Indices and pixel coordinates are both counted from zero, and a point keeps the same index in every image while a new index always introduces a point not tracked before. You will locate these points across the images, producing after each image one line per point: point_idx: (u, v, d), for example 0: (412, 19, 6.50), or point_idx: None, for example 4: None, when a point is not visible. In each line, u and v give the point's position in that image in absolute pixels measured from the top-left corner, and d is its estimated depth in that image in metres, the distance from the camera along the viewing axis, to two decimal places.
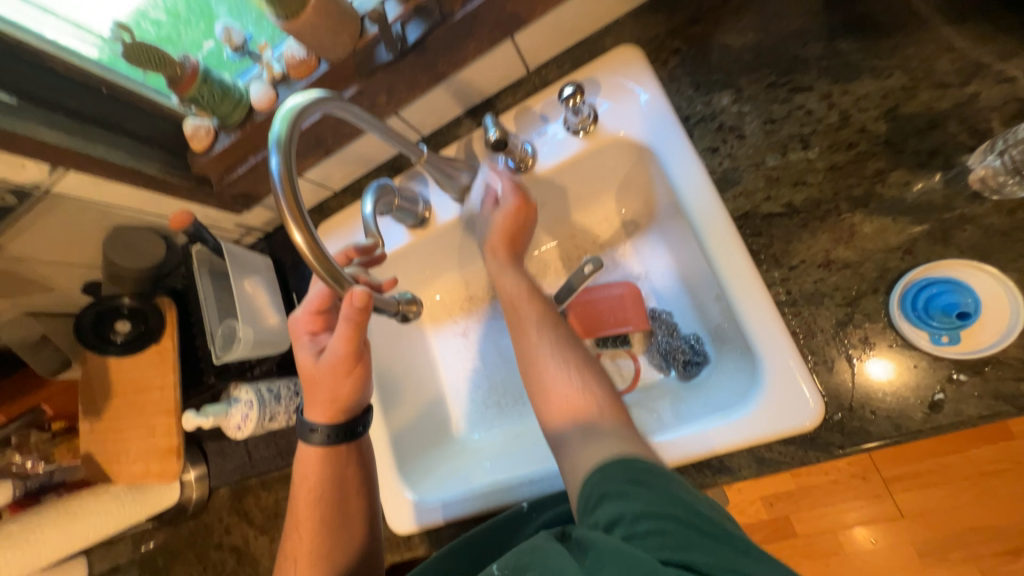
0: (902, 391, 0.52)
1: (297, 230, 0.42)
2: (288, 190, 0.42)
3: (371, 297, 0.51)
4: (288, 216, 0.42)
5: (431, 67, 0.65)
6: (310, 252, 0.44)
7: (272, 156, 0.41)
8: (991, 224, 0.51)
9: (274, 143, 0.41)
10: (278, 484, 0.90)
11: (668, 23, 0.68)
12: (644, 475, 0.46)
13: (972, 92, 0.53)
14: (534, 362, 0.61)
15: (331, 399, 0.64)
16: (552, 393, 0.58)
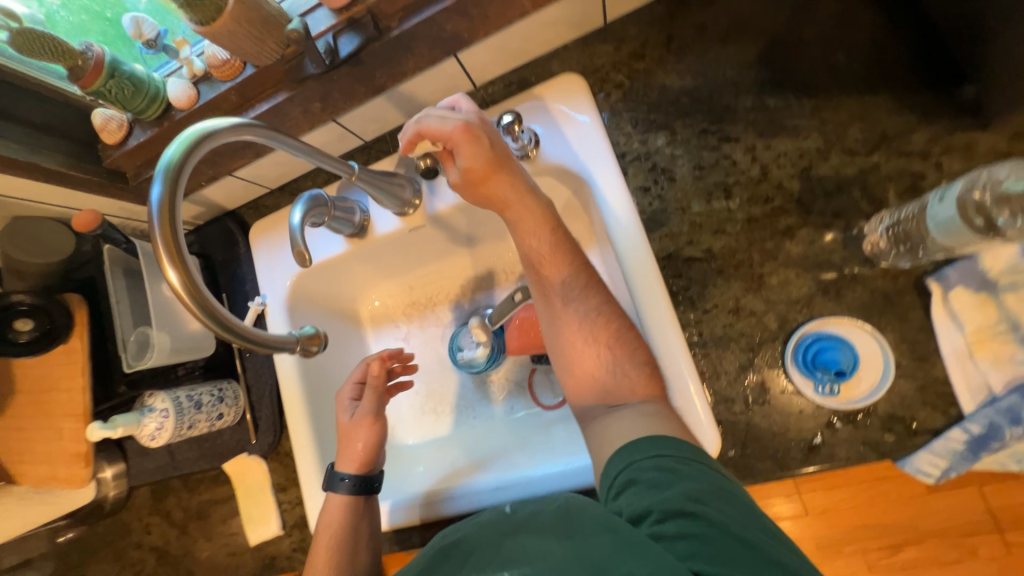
0: (787, 432, 0.58)
1: (172, 268, 0.40)
2: (167, 223, 0.39)
3: (261, 341, 0.46)
4: (165, 251, 0.40)
5: (368, 79, 0.63)
6: (187, 291, 0.40)
7: (154, 186, 0.39)
8: (879, 287, 0.56)
9: (159, 172, 0.39)
10: (203, 486, 0.88)
11: (614, 53, 0.68)
12: (669, 462, 0.47)
13: (875, 162, 0.57)
14: (562, 335, 0.61)
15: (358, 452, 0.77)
16: (580, 363, 0.60)
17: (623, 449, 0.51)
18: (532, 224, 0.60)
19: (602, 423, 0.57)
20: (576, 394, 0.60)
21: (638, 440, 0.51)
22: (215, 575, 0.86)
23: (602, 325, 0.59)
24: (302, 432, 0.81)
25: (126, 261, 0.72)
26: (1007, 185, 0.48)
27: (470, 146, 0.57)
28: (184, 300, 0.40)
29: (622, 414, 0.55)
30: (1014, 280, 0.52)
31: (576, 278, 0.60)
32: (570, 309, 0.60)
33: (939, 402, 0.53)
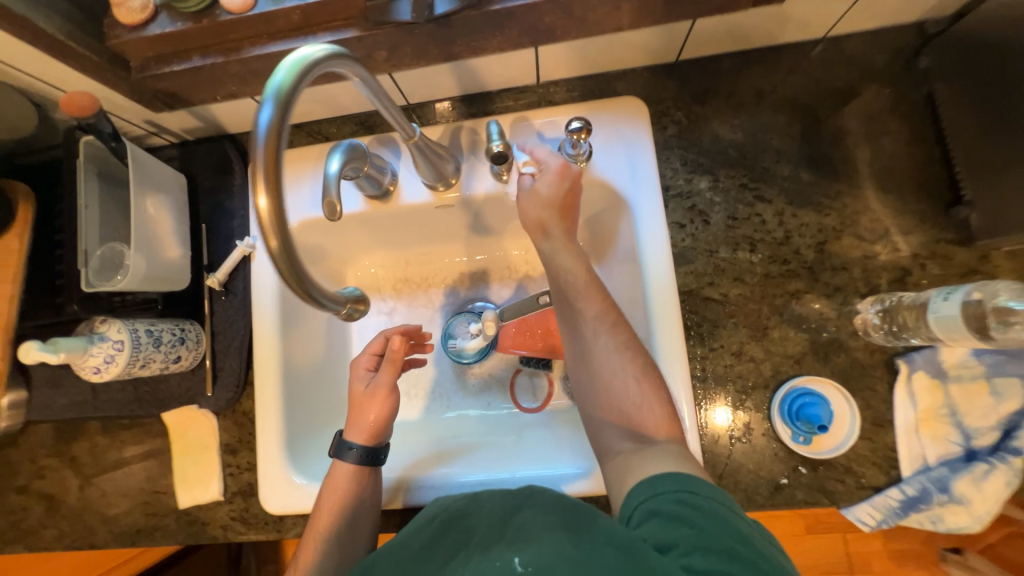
0: (759, 470, 0.64)
1: (263, 195, 0.35)
2: (273, 150, 0.35)
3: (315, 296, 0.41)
4: (261, 178, 0.35)
5: (446, 43, 0.60)
6: (270, 222, 0.36)
7: (264, 107, 0.34)
8: (858, 358, 0.64)
9: (270, 94, 0.34)
10: (127, 433, 0.77)
11: (677, 91, 0.72)
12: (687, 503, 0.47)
13: (876, 251, 0.66)
14: (588, 365, 0.63)
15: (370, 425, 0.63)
16: (609, 399, 0.61)
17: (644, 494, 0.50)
18: (566, 255, 0.65)
19: (626, 458, 0.57)
20: (599, 418, 0.62)
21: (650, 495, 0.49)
22: (122, 536, 0.75)
23: (629, 357, 0.61)
24: (271, 394, 0.73)
25: (105, 161, 0.61)
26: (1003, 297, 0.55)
27: (557, 182, 0.65)
28: (270, 234, 0.35)
29: (649, 452, 0.55)
30: (961, 373, 0.61)
31: (610, 331, 0.63)
32: (598, 339, 0.62)
33: (884, 464, 0.62)
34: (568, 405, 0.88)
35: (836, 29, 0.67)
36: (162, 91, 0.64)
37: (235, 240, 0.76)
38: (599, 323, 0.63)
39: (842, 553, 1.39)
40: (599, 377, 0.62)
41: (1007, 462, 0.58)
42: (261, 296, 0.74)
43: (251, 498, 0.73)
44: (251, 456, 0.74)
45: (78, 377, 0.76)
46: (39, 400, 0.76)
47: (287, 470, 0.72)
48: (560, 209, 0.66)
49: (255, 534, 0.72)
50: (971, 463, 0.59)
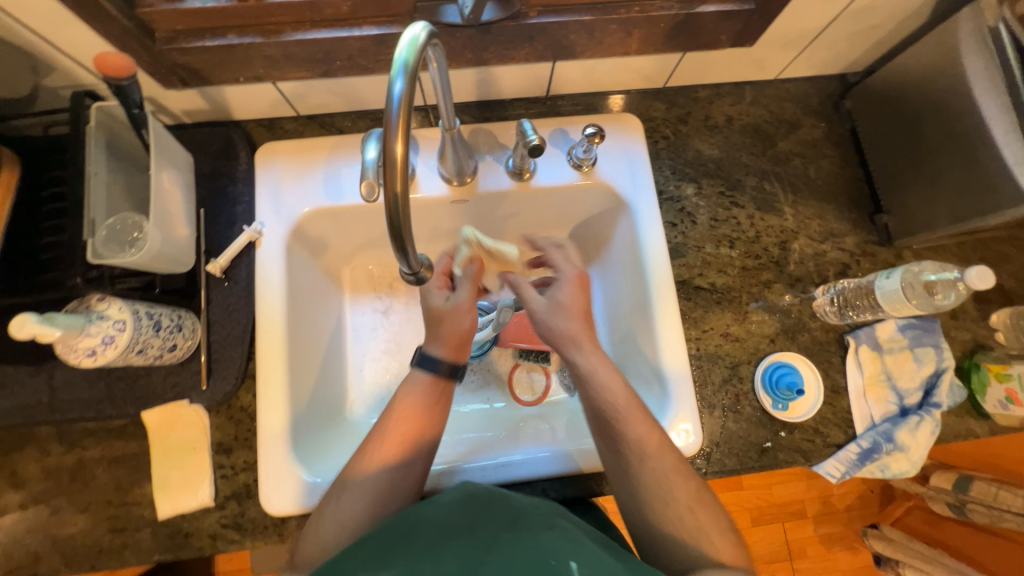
0: (748, 436, 0.73)
1: (392, 156, 0.37)
2: (402, 119, 0.37)
3: (411, 256, 0.43)
4: (390, 142, 0.37)
5: (480, 48, 0.66)
6: (396, 183, 0.37)
7: (396, 80, 0.36)
8: (817, 336, 0.77)
9: (401, 68, 0.36)
10: (88, 440, 0.68)
11: (665, 112, 0.84)
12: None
13: (824, 249, 0.81)
14: (639, 477, 0.58)
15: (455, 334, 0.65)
16: (661, 509, 0.57)
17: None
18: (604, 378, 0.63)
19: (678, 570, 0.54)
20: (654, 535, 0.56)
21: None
22: (75, 561, 0.65)
23: (683, 480, 0.58)
24: (276, 385, 0.69)
25: (115, 129, 0.58)
26: (926, 274, 0.70)
27: (580, 291, 0.69)
28: (397, 193, 0.37)
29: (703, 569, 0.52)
30: (892, 346, 0.75)
31: (660, 457, 0.59)
32: (646, 466, 0.58)
33: (843, 424, 0.75)
34: (565, 397, 0.93)
35: (784, 73, 0.84)
36: (183, 65, 0.62)
37: (240, 225, 0.73)
38: (648, 450, 0.59)
39: (783, 540, 1.54)
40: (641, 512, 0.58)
41: (931, 413, 0.72)
42: (268, 283, 0.72)
43: (247, 501, 0.67)
44: (248, 454, 0.69)
45: (31, 374, 0.66)
46: None
47: (293, 467, 0.68)
48: (587, 317, 0.67)
49: (254, 541, 0.66)
50: (906, 417, 0.73)
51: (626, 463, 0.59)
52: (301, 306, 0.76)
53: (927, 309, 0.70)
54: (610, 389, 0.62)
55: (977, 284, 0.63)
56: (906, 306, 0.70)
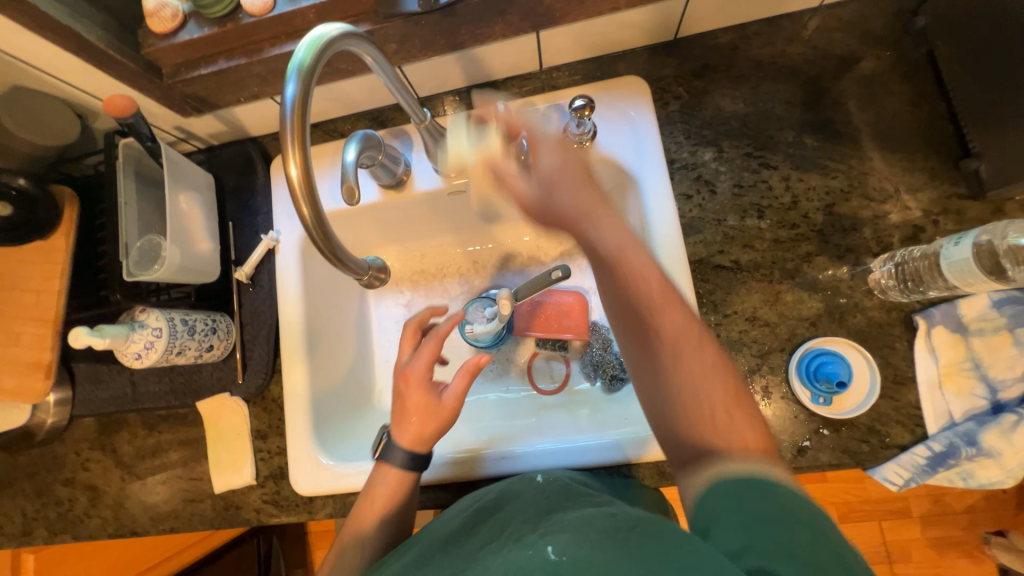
0: (781, 434, 0.64)
1: (296, 160, 0.37)
2: (298, 121, 0.37)
3: (344, 254, 0.44)
4: (289, 147, 0.38)
5: (451, 33, 0.64)
6: (302, 186, 0.38)
7: (289, 83, 0.37)
8: (875, 318, 0.64)
9: (293, 70, 0.37)
10: (163, 425, 0.81)
11: (677, 68, 0.74)
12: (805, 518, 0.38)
13: (887, 210, 0.66)
14: (675, 370, 0.50)
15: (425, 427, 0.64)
16: (688, 407, 0.48)
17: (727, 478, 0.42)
18: (635, 258, 0.57)
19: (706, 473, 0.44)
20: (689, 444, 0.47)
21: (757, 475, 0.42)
22: (160, 521, 0.79)
23: (723, 383, 0.49)
24: (298, 379, 0.76)
25: (141, 162, 0.66)
26: (1014, 236, 0.55)
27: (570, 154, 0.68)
28: (301, 197, 0.37)
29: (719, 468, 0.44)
30: (983, 326, 0.60)
31: (698, 350, 0.51)
32: (691, 360, 0.50)
33: (909, 422, 0.61)
34: (586, 387, 0.88)
35: None
36: (190, 95, 0.68)
37: (261, 235, 0.80)
38: (686, 343, 0.51)
39: (879, 541, 1.34)
40: (678, 418, 0.49)
41: None
42: (286, 287, 0.78)
43: (282, 481, 0.76)
44: (280, 440, 0.77)
45: (117, 372, 0.81)
46: (84, 396, 0.80)
47: (314, 454, 0.74)
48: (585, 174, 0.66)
49: (287, 516, 0.75)
50: (998, 416, 0.58)
51: (658, 350, 0.52)
52: (319, 304, 0.81)
53: (1013, 283, 0.55)
54: (632, 271, 0.56)
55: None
56: (986, 279, 0.56)
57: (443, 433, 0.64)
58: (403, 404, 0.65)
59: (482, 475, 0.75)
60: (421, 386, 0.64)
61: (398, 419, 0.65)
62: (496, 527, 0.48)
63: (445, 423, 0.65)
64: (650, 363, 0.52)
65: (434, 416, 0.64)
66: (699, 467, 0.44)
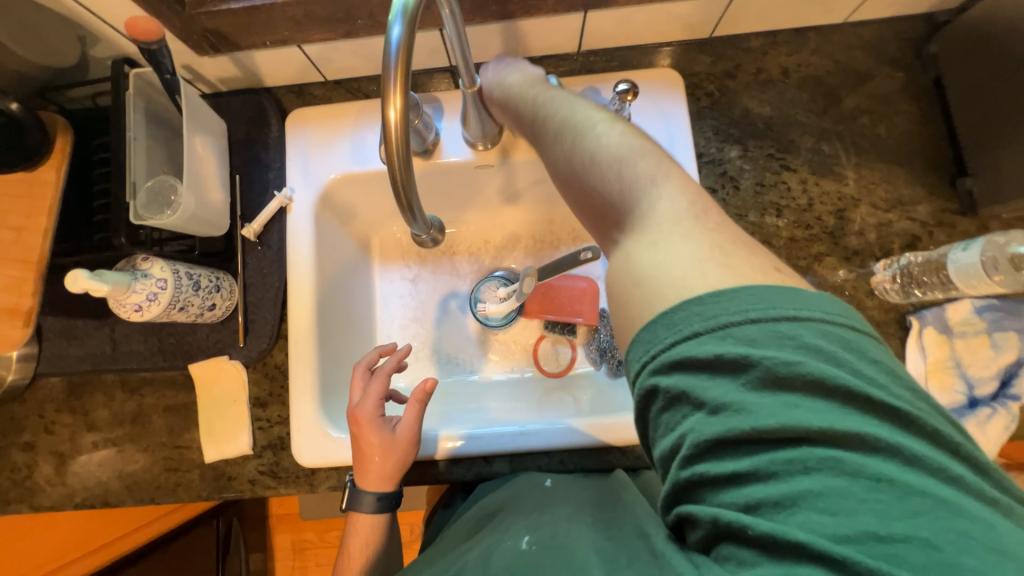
0: None
1: (395, 104, 0.35)
2: (401, 64, 0.35)
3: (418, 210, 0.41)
4: (389, 91, 0.35)
5: (504, 0, 0.63)
6: (398, 132, 0.36)
7: (396, 23, 0.35)
8: (873, 316, 0.69)
9: (400, 9, 0.35)
10: (145, 388, 0.74)
11: (710, 66, 0.76)
12: (742, 349, 0.34)
13: (890, 219, 0.71)
14: (563, 143, 0.50)
15: (386, 467, 0.63)
16: (621, 182, 0.45)
17: (646, 326, 0.38)
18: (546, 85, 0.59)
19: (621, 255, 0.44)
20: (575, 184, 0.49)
21: (693, 301, 0.37)
22: (137, 492, 0.72)
23: (641, 160, 0.46)
24: (306, 346, 0.72)
25: (152, 97, 0.60)
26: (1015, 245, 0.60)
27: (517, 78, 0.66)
28: (397, 143, 0.35)
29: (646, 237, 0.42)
30: (965, 329, 0.67)
31: (607, 132, 0.48)
32: (594, 134, 0.49)
33: None
34: (589, 370, 0.89)
35: (855, 15, 0.73)
36: (213, 30, 0.63)
37: (272, 191, 0.75)
38: (590, 130, 0.49)
39: None
40: (568, 173, 0.50)
41: (1007, 406, 0.64)
42: (298, 248, 0.74)
43: (282, 451, 0.72)
44: (282, 409, 0.73)
45: (95, 328, 0.73)
46: (53, 353, 0.73)
47: (320, 424, 0.71)
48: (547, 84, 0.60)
49: (286, 488, 0.71)
50: (974, 409, 0.65)
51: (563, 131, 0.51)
52: (330, 271, 0.78)
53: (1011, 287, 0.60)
54: (554, 126, 0.52)
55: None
56: (989, 282, 0.61)
57: (405, 467, 0.63)
58: (360, 448, 0.63)
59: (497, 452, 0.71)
60: (374, 425, 0.62)
61: (360, 463, 0.63)
62: (492, 529, 0.55)
63: (406, 458, 0.64)
64: (559, 164, 0.51)
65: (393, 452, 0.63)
66: (630, 286, 0.41)
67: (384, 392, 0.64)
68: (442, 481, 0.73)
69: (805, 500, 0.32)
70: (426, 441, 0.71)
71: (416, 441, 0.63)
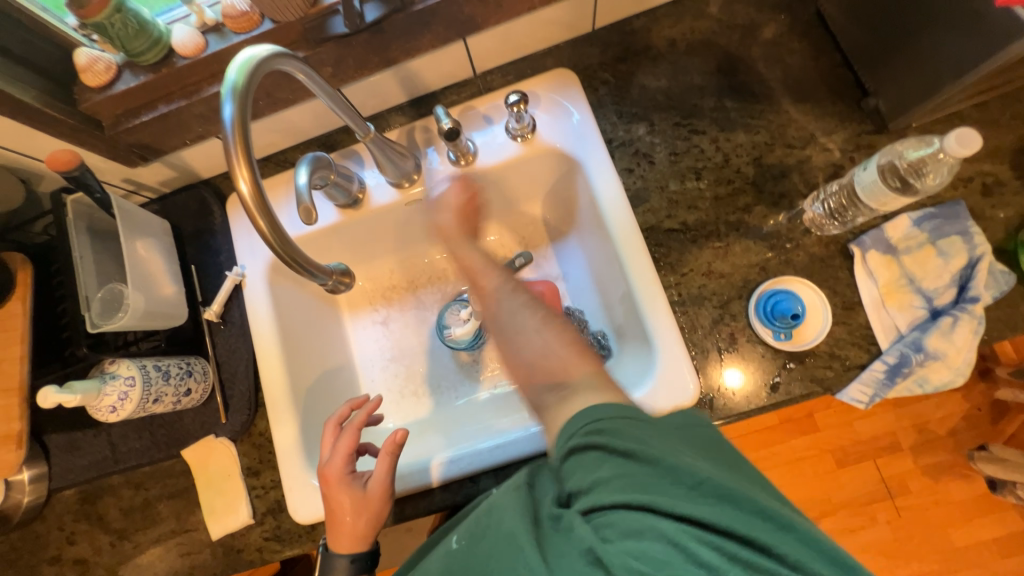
0: (748, 394, 0.67)
1: (244, 178, 0.41)
2: (240, 139, 0.40)
3: (303, 256, 0.47)
4: (235, 164, 0.41)
5: (384, 49, 0.67)
6: (254, 202, 0.41)
7: (226, 104, 0.40)
8: (815, 253, 0.69)
9: (229, 90, 0.40)
10: (148, 481, 0.78)
11: (600, 56, 0.79)
12: (629, 423, 0.49)
13: (808, 154, 0.72)
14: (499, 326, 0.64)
15: (358, 524, 0.63)
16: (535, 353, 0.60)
17: (565, 425, 0.52)
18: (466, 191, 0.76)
19: (554, 411, 0.56)
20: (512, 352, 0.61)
21: (597, 404, 0.51)
22: None
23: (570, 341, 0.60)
24: (283, 408, 0.76)
25: (92, 216, 0.66)
26: (908, 153, 0.61)
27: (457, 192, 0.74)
28: (254, 211, 0.41)
29: (570, 398, 0.54)
30: (909, 245, 0.66)
31: (513, 295, 0.65)
32: (504, 308, 0.64)
33: (863, 342, 0.66)
34: None
35: None
36: (135, 143, 0.69)
37: (225, 272, 0.80)
38: (513, 299, 0.64)
39: (877, 479, 1.44)
40: (517, 341, 0.61)
41: (969, 310, 0.62)
42: (259, 319, 0.78)
43: (281, 514, 0.75)
44: (274, 473, 0.76)
45: (93, 436, 0.78)
46: (61, 467, 0.78)
47: (306, 481, 0.73)
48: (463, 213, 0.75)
49: (291, 549, 0.74)
50: (937, 320, 0.63)
51: (492, 314, 0.65)
52: (294, 333, 0.81)
53: (917, 194, 0.61)
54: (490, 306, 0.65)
55: (959, 154, 0.53)
56: (896, 196, 0.60)
57: (378, 524, 0.63)
58: (332, 505, 0.64)
59: (478, 471, 0.73)
60: (343, 482, 0.64)
61: (332, 523, 0.64)
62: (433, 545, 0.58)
63: (380, 513, 0.64)
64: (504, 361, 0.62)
65: (365, 509, 0.63)
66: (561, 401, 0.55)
67: (352, 447, 0.66)
68: (440, 508, 0.74)
69: (691, 482, 0.43)
70: (406, 476, 0.74)
71: (387, 496, 0.64)
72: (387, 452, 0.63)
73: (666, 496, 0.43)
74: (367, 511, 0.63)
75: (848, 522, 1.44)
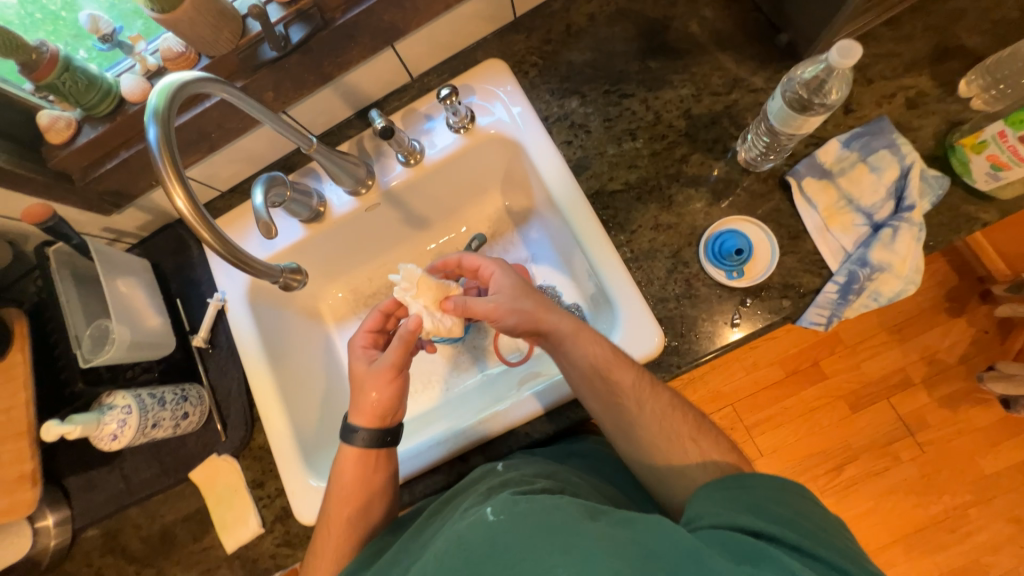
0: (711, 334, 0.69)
1: (178, 194, 0.45)
2: (167, 157, 0.44)
3: (246, 255, 0.51)
4: (169, 182, 0.45)
5: (317, 67, 0.72)
6: (190, 212, 0.45)
7: (149, 128, 0.44)
8: (755, 189, 0.71)
9: (151, 115, 0.44)
10: (164, 507, 0.82)
11: (526, 41, 0.83)
12: (783, 490, 0.49)
13: (734, 98, 0.74)
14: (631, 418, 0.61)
15: (372, 403, 0.69)
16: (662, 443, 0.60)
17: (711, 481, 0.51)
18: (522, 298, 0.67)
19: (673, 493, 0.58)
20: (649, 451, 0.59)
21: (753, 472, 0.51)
22: None
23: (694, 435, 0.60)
24: (275, 418, 0.79)
25: (75, 263, 0.71)
26: (803, 75, 0.63)
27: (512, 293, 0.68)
28: (192, 220, 0.45)
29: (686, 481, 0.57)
30: (842, 166, 0.68)
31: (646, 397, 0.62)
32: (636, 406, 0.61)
33: (814, 267, 0.67)
34: None
35: None
36: (106, 191, 0.74)
37: (207, 300, 0.85)
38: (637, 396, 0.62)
39: (895, 418, 1.42)
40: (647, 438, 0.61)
41: (908, 219, 0.64)
42: (244, 339, 0.82)
43: (289, 519, 0.78)
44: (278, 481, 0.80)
45: (108, 472, 0.82)
46: (81, 507, 0.82)
47: (305, 481, 0.77)
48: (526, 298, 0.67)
49: (303, 550, 0.77)
50: (879, 233, 0.65)
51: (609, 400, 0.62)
52: (280, 347, 0.85)
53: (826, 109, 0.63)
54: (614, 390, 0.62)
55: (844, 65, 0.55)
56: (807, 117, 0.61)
57: (388, 398, 0.68)
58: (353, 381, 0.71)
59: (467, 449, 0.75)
60: (362, 358, 0.72)
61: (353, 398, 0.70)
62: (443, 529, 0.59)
63: (390, 391, 0.69)
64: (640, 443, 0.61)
65: (375, 385, 0.69)
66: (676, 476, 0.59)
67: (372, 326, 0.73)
68: (437, 491, 0.76)
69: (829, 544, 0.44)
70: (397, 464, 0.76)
71: (394, 374, 0.68)
72: (402, 339, 0.67)
73: (802, 544, 0.43)
74: (377, 386, 0.68)
75: (872, 465, 1.41)
